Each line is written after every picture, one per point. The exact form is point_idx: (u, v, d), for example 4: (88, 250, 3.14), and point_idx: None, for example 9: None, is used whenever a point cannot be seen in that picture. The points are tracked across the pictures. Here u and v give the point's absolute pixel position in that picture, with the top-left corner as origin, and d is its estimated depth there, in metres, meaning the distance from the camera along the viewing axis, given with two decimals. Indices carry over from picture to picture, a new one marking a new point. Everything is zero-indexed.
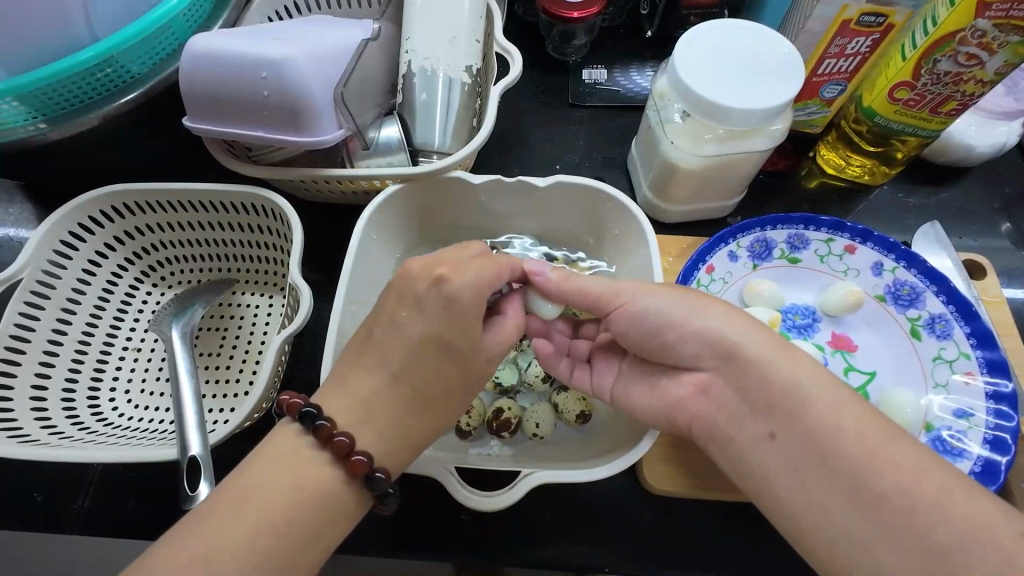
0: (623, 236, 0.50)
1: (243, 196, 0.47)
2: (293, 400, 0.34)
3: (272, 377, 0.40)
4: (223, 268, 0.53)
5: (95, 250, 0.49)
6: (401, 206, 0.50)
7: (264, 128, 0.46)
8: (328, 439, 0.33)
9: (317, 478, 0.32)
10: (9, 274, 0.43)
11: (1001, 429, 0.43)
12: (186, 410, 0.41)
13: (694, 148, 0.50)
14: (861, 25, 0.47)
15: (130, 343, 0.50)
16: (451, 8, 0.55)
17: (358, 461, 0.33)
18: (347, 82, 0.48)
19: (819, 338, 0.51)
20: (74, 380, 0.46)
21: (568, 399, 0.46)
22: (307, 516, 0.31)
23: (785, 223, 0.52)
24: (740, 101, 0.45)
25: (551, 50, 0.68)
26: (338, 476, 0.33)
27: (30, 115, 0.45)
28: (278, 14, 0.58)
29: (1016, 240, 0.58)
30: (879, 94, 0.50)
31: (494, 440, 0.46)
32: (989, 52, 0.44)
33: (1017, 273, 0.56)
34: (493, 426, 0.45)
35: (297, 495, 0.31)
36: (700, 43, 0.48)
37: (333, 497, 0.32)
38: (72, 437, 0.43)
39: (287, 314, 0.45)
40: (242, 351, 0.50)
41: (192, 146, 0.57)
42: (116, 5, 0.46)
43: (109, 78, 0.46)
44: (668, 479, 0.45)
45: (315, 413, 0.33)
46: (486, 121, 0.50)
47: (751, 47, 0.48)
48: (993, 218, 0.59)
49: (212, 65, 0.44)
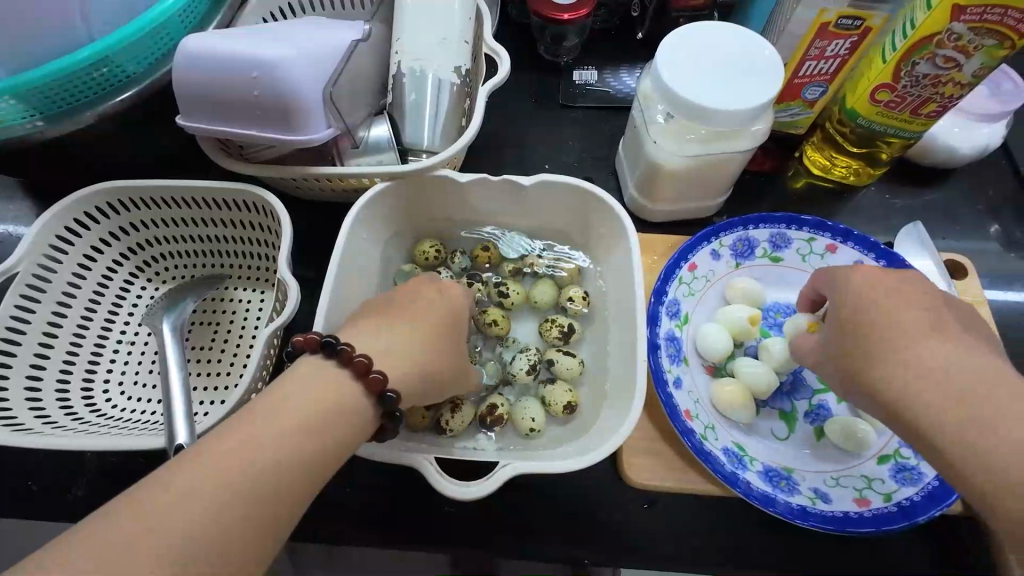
0: (608, 235, 0.51)
1: (235, 193, 0.48)
2: (308, 334, 0.36)
3: (262, 363, 0.42)
4: (216, 263, 0.54)
5: (91, 244, 0.50)
6: (390, 202, 0.51)
7: (257, 127, 0.47)
8: (349, 360, 0.36)
9: (339, 393, 0.35)
10: (6, 267, 0.45)
11: None
12: (178, 400, 0.42)
13: (677, 148, 0.51)
14: (839, 27, 0.48)
15: (124, 336, 0.51)
16: (442, 9, 0.56)
17: (375, 378, 0.36)
18: (337, 82, 0.49)
19: None
20: (69, 372, 0.47)
21: (556, 390, 0.47)
22: (302, 469, 0.32)
23: (767, 222, 0.53)
24: (721, 102, 0.46)
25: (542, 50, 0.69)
26: (360, 394, 0.35)
27: (29, 113, 0.46)
28: (272, 15, 0.60)
29: (1004, 242, 0.59)
30: (861, 96, 0.51)
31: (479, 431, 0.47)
32: (965, 54, 0.44)
33: (1002, 273, 0.57)
34: (486, 419, 0.46)
35: (270, 464, 0.30)
36: (686, 46, 0.49)
37: (360, 410, 0.35)
38: (65, 427, 0.44)
39: (275, 308, 0.46)
40: (233, 345, 0.51)
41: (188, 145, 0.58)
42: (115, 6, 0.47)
43: (106, 77, 0.47)
44: (650, 473, 0.45)
45: (334, 340, 0.36)
46: (474, 118, 0.51)
47: (739, 45, 0.49)
48: (981, 219, 0.60)
49: (204, 64, 0.45)
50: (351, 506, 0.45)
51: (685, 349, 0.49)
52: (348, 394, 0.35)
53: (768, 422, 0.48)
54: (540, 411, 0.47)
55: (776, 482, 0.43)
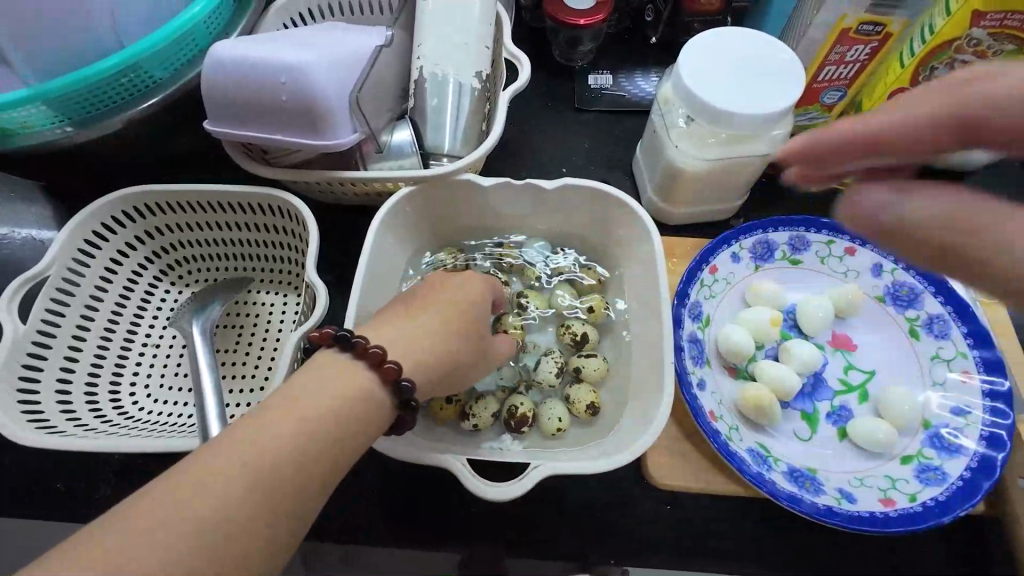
0: (629, 238, 0.52)
1: (261, 196, 0.49)
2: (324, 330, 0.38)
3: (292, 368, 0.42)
4: (239, 267, 0.55)
5: (118, 247, 0.50)
6: (415, 207, 0.52)
7: (282, 133, 0.48)
8: (364, 353, 0.37)
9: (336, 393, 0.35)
10: (37, 271, 0.45)
11: (998, 426, 0.44)
12: (207, 402, 0.43)
13: (697, 151, 0.51)
14: (859, 33, 0.48)
15: (149, 338, 0.52)
16: (461, 13, 0.56)
17: (389, 369, 0.37)
18: (362, 88, 0.50)
19: (819, 338, 0.52)
20: (97, 374, 0.48)
21: (582, 391, 0.48)
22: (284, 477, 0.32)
23: (787, 225, 0.53)
24: (740, 106, 0.47)
25: (556, 54, 0.70)
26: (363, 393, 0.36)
27: (57, 119, 0.47)
28: (293, 20, 0.60)
29: None
30: (878, 100, 0.52)
31: (506, 433, 0.47)
32: (984, 59, 0.45)
33: None
34: (512, 424, 0.46)
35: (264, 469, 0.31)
36: (700, 54, 0.50)
37: (356, 409, 0.35)
38: (95, 428, 0.44)
39: (302, 312, 0.46)
40: (257, 347, 0.52)
41: (210, 150, 0.58)
42: (143, 12, 0.48)
43: (134, 83, 0.48)
44: (673, 474, 0.46)
45: (349, 333, 0.38)
46: (496, 125, 0.51)
47: (758, 48, 0.50)
48: None
49: (233, 74, 0.46)
50: (376, 507, 0.46)
51: (707, 350, 0.50)
52: (354, 388, 0.36)
53: (791, 422, 0.48)
54: (565, 412, 0.47)
55: (801, 481, 0.44)
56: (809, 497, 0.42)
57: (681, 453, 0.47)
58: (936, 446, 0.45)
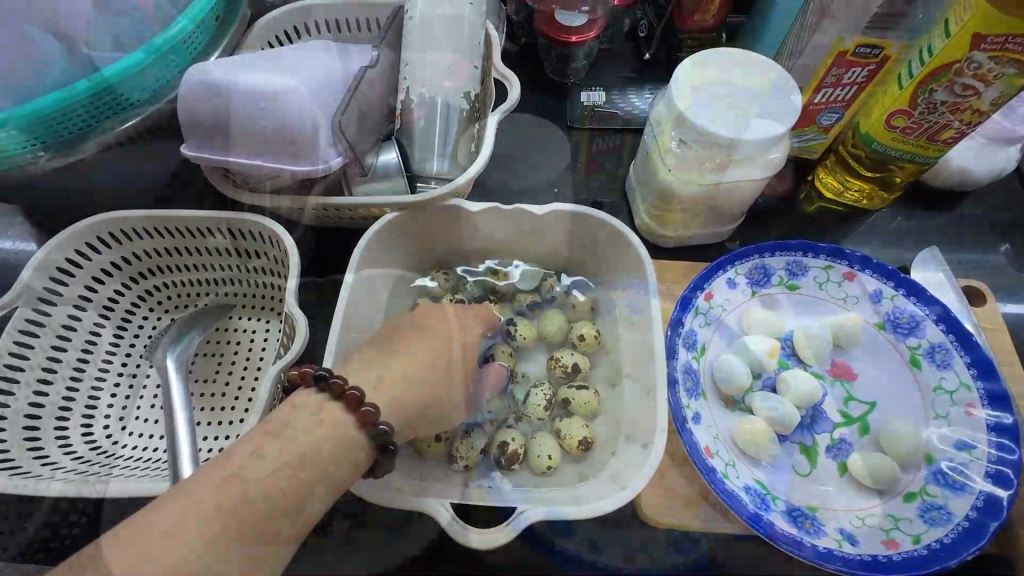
0: (619, 264, 0.50)
1: (238, 223, 0.48)
2: (304, 368, 0.38)
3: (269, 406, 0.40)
4: (220, 292, 0.53)
5: (92, 274, 0.49)
6: (395, 235, 0.50)
7: (261, 155, 0.46)
8: (340, 392, 0.37)
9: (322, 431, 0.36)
10: (5, 303, 0.43)
11: (1004, 464, 0.42)
12: (180, 441, 0.41)
13: (690, 177, 0.50)
14: (857, 55, 0.47)
15: (125, 369, 0.50)
16: (448, 26, 0.54)
17: (366, 412, 0.37)
18: (345, 110, 0.48)
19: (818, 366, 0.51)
20: (69, 409, 0.46)
21: (575, 423, 0.46)
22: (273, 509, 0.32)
23: (783, 250, 0.52)
24: (732, 131, 0.45)
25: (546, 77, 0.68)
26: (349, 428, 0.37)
27: (30, 143, 0.45)
28: (278, 39, 0.59)
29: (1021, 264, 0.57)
30: (876, 122, 0.51)
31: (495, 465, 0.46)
32: (985, 82, 0.44)
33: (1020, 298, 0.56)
34: (502, 462, 0.45)
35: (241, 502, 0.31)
36: (703, 68, 0.49)
37: (338, 450, 0.36)
38: (65, 468, 0.43)
39: (284, 342, 0.45)
40: (237, 377, 0.50)
41: None
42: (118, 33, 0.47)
43: (111, 105, 0.46)
44: (666, 510, 0.44)
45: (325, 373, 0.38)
46: (486, 147, 0.50)
47: (756, 72, 0.48)
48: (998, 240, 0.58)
49: (218, 94, 0.45)
50: None
51: (703, 381, 0.48)
52: (335, 431, 0.36)
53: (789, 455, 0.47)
54: (554, 445, 0.46)
55: (801, 523, 0.42)
56: (811, 541, 0.41)
57: (682, 493, 0.45)
58: (938, 483, 0.44)
